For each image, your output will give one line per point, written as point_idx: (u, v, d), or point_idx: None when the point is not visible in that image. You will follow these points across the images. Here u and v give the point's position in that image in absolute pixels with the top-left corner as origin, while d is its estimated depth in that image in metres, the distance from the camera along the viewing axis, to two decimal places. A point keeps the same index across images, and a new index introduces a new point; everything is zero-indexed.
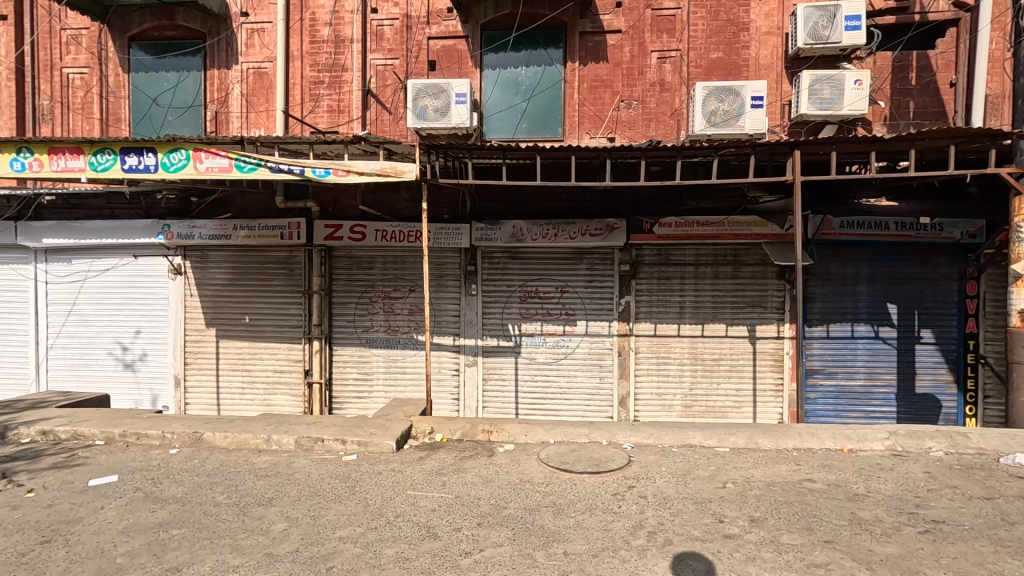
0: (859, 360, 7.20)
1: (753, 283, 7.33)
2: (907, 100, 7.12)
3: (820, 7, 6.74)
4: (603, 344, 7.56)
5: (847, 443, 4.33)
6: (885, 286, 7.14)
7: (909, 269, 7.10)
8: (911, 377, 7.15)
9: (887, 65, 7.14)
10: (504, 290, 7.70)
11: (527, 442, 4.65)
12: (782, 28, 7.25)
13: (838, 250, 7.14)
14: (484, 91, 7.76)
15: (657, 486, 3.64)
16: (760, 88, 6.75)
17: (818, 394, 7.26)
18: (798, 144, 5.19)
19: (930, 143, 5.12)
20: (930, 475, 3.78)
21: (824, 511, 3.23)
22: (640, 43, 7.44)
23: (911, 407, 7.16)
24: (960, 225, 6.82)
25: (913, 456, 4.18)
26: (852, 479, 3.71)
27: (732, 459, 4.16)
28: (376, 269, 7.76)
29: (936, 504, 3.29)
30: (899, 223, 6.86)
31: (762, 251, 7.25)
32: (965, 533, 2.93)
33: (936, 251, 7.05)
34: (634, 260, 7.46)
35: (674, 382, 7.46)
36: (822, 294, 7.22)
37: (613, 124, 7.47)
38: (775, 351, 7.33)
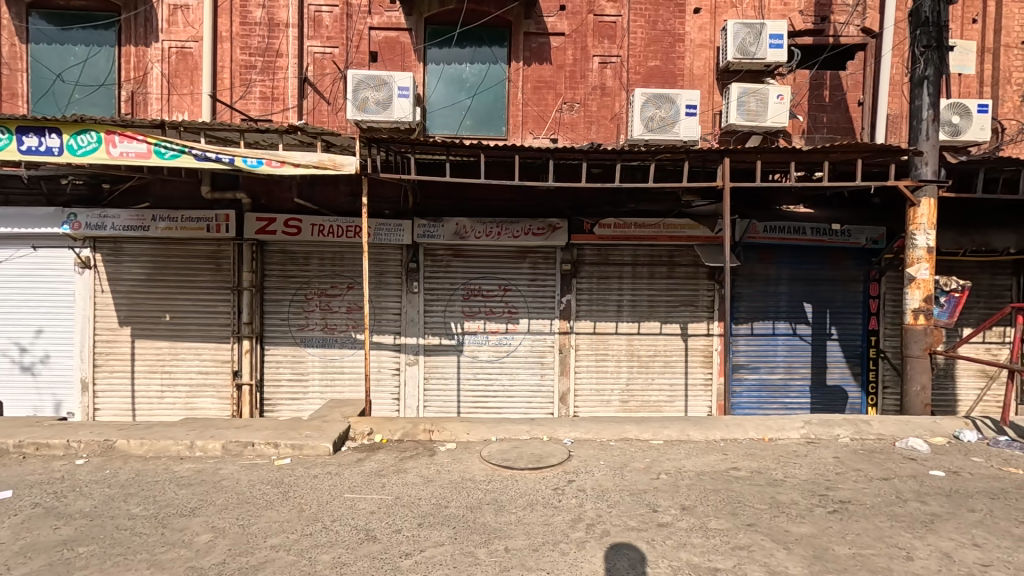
0: (779, 355, 7.75)
1: (686, 283, 7.71)
2: (821, 116, 7.74)
3: (748, 24, 7.20)
4: (544, 341, 7.67)
5: (768, 433, 4.66)
6: (802, 287, 7.73)
7: (822, 272, 7.73)
8: (823, 370, 7.79)
9: (805, 82, 7.73)
10: (446, 288, 7.64)
11: (468, 440, 4.64)
12: (714, 42, 7.66)
13: (762, 253, 7.65)
14: (427, 86, 7.64)
15: (596, 479, 3.74)
16: (693, 97, 7.11)
17: (743, 387, 7.74)
18: (728, 152, 5.50)
19: (841, 156, 5.59)
20: (839, 459, 4.14)
21: (748, 496, 3.46)
22: (583, 48, 7.61)
23: (823, 398, 7.80)
24: (865, 232, 7.53)
25: (824, 442, 4.57)
26: (772, 466, 3.99)
27: (665, 451, 4.35)
28: (312, 265, 7.45)
29: (843, 486, 3.61)
30: (815, 228, 7.45)
31: (694, 253, 7.65)
32: (867, 511, 3.23)
33: (846, 255, 7.72)
34: (575, 260, 7.63)
35: (612, 378, 7.70)
36: (747, 294, 7.71)
37: (555, 126, 7.59)
38: (705, 347, 7.75)
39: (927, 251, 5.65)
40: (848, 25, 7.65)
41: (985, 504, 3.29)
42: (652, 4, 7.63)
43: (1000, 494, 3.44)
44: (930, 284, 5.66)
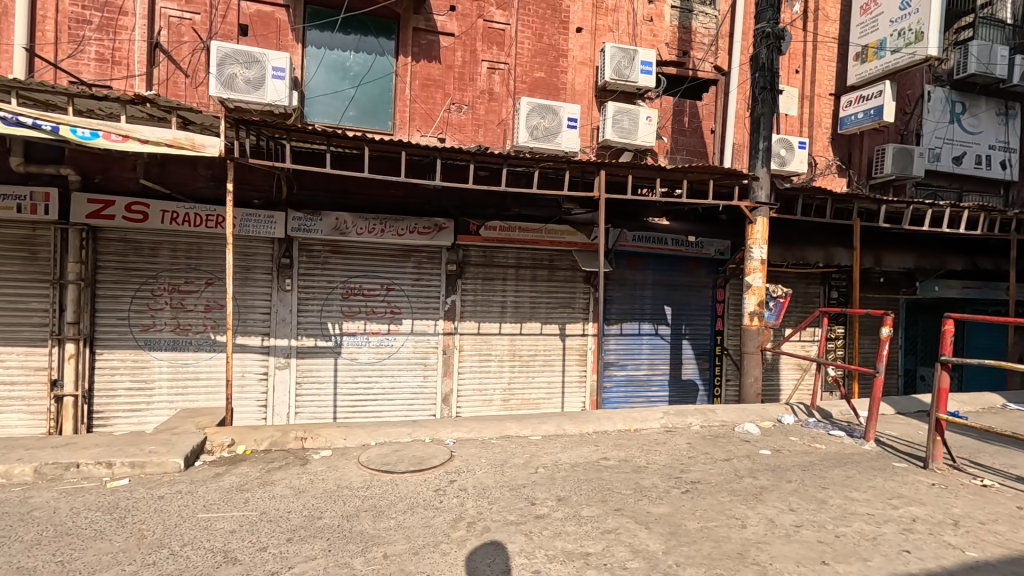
0: (644, 353, 8.52)
1: (565, 286, 8.14)
2: (682, 139, 8.68)
3: (623, 49, 7.83)
4: (428, 342, 7.58)
5: (633, 424, 5.11)
6: (663, 292, 8.59)
7: (680, 278, 8.67)
8: (679, 366, 8.72)
9: (669, 108, 8.60)
10: (323, 286, 7.19)
11: (346, 446, 4.40)
12: (594, 61, 8.19)
13: (631, 260, 8.37)
14: (306, 69, 7.14)
15: (477, 477, 3.78)
16: (574, 111, 7.55)
17: (612, 383, 8.38)
18: (604, 165, 5.92)
19: (697, 176, 6.32)
20: (691, 444, 4.67)
21: (616, 483, 3.75)
22: (472, 51, 7.67)
23: (678, 391, 8.73)
24: (715, 245, 8.57)
25: (679, 430, 5.12)
26: (637, 454, 4.36)
27: (543, 446, 4.55)
28: (161, 257, 6.54)
29: (694, 468, 4.08)
30: (675, 240, 8.32)
31: (572, 258, 8.10)
32: (713, 488, 3.68)
33: (699, 264, 8.73)
34: (461, 260, 7.65)
35: (494, 378, 7.85)
36: (618, 297, 8.37)
37: (443, 125, 7.55)
38: (581, 346, 8.24)
39: (761, 263, 6.59)
40: (704, 61, 8.68)
41: (799, 475, 3.94)
42: (539, 18, 7.95)
43: (809, 466, 4.15)
44: (762, 290, 6.61)
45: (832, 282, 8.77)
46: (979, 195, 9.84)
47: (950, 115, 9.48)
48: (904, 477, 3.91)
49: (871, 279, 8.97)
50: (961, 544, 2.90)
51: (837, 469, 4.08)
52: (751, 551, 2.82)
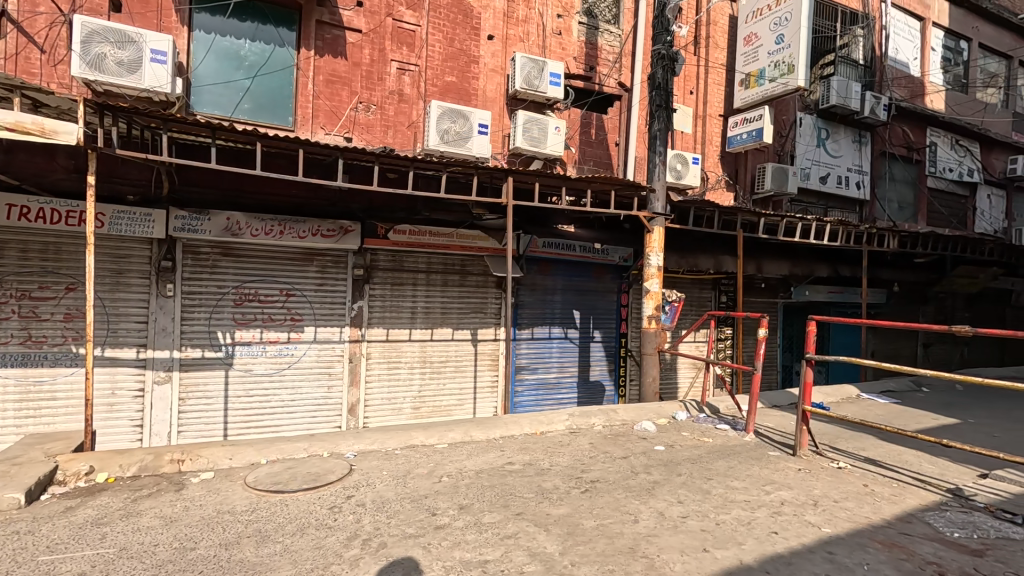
0: (554, 357, 8.73)
1: (476, 291, 8.14)
2: (589, 151, 9.05)
3: (532, 59, 8.01)
4: (331, 351, 7.21)
5: (539, 427, 5.20)
6: (572, 296, 8.88)
7: (587, 283, 9.01)
8: (587, 368, 9.03)
9: (577, 119, 8.94)
10: (212, 292, 6.62)
11: (231, 467, 4.04)
12: (505, 69, 8.31)
13: (541, 266, 8.57)
14: (193, 56, 6.54)
15: (376, 491, 3.64)
16: (485, 118, 7.59)
17: (524, 387, 8.49)
18: (512, 172, 6.00)
19: (601, 186, 6.60)
20: (593, 444, 4.84)
21: (519, 487, 3.78)
22: (380, 49, 7.46)
23: (586, 392, 9.04)
24: (619, 252, 9.04)
25: (583, 430, 5.29)
26: (541, 457, 4.44)
27: (449, 453, 4.49)
28: (8, 259, 5.65)
29: (594, 467, 4.23)
30: (583, 247, 8.67)
31: (484, 263, 8.13)
32: (610, 486, 3.82)
33: (605, 270, 9.15)
34: (368, 265, 7.38)
35: (404, 386, 7.64)
36: (529, 302, 8.52)
37: (349, 124, 7.25)
38: (492, 351, 8.27)
39: (658, 269, 7.03)
40: (609, 77, 9.13)
41: (688, 468, 4.21)
42: (450, 22, 7.92)
43: (697, 459, 4.46)
44: (659, 295, 7.05)
45: (722, 287, 9.57)
46: (840, 211, 11.25)
47: (816, 140, 10.75)
48: (776, 464, 4.32)
49: (754, 284, 9.90)
50: (819, 522, 3.24)
51: (720, 461, 4.42)
52: (641, 545, 2.95)
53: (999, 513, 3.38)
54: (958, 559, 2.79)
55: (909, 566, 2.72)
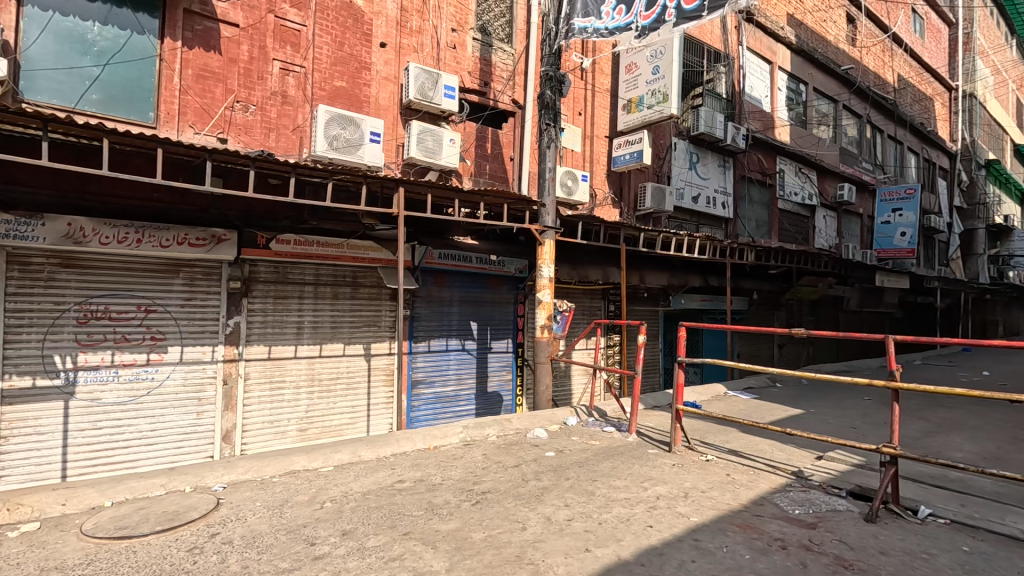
0: (451, 369, 8.66)
1: (369, 304, 7.85)
2: (484, 164, 9.19)
3: (426, 70, 7.99)
4: (202, 372, 6.50)
5: (433, 441, 5.11)
6: (469, 308, 8.91)
7: (484, 294, 9.10)
8: (485, 379, 9.07)
9: (472, 132, 9.03)
10: (47, 310, 5.68)
11: (63, 514, 3.46)
12: (398, 78, 8.18)
13: (437, 277, 8.50)
14: (24, 35, 5.63)
15: (247, 525, 3.31)
16: (376, 126, 7.41)
17: (421, 401, 8.29)
18: (403, 183, 5.89)
19: (494, 199, 6.71)
20: (486, 455, 4.86)
21: (408, 506, 3.67)
22: (261, 47, 6.99)
23: (484, 403, 9.07)
24: (514, 263, 9.26)
25: (477, 442, 5.29)
26: (432, 472, 4.35)
27: (334, 477, 4.23)
28: None
29: (485, 478, 4.23)
30: (479, 258, 8.75)
31: (377, 275, 7.88)
32: (501, 496, 3.85)
33: (501, 281, 9.31)
34: (246, 277, 6.81)
35: (288, 407, 7.09)
36: (425, 314, 8.39)
37: (224, 124, 6.67)
38: (387, 365, 8.01)
39: (549, 280, 7.28)
40: (503, 94, 9.37)
41: (575, 472, 4.38)
42: (339, 25, 7.64)
43: (584, 462, 4.66)
44: (550, 306, 7.29)
45: (610, 297, 10.22)
46: (709, 228, 12.54)
47: (689, 163, 11.91)
48: (654, 461, 4.65)
49: (638, 294, 10.67)
50: (688, 512, 3.53)
51: (605, 462, 4.65)
52: (527, 552, 3.00)
53: (830, 489, 3.93)
54: (798, 533, 3.19)
55: (760, 543, 3.05)
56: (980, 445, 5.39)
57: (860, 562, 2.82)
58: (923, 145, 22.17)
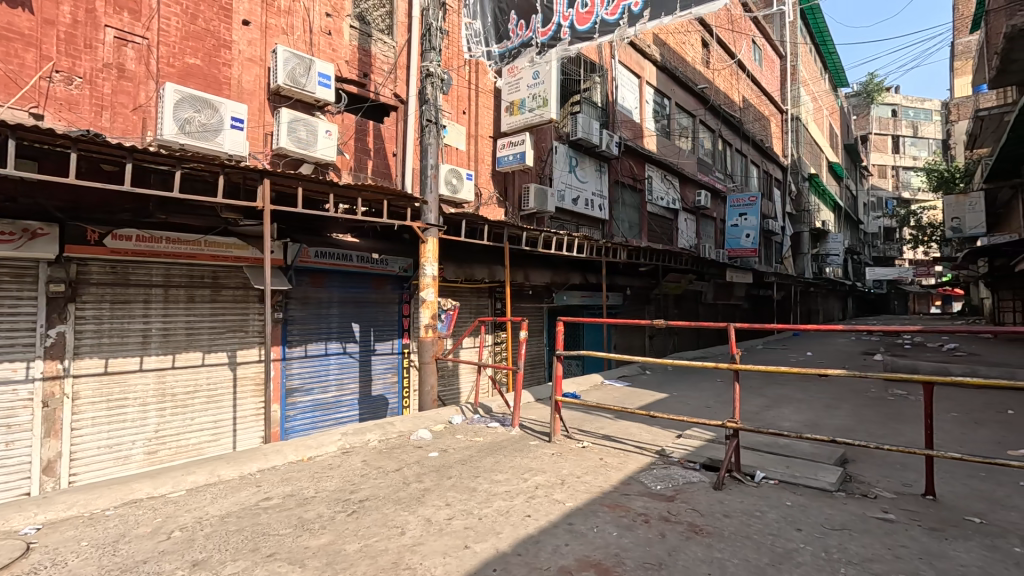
0: (331, 374, 8.18)
1: (234, 307, 7.13)
2: (365, 159, 8.80)
3: (297, 55, 7.45)
4: (12, 394, 5.40)
5: (306, 452, 4.77)
6: (350, 309, 8.49)
7: (366, 295, 8.73)
8: (368, 382, 8.70)
9: (351, 125, 8.60)
10: None
11: None
12: (265, 61, 7.52)
13: (314, 278, 7.98)
14: None
15: (67, 570, 2.80)
16: (239, 111, 6.75)
17: (297, 410, 7.71)
18: (268, 174, 5.40)
19: (373, 195, 6.43)
20: (365, 461, 4.65)
21: (274, 524, 3.38)
22: (88, 10, 5.99)
23: (368, 408, 8.70)
24: (399, 262, 9.03)
25: (356, 448, 5.04)
26: (305, 486, 4.06)
27: (186, 502, 3.76)
28: None
29: (364, 486, 4.05)
30: (360, 257, 8.38)
31: (242, 275, 7.18)
32: (379, 502, 3.71)
33: (385, 281, 9.01)
34: (73, 279, 5.80)
35: (132, 428, 6.17)
36: (300, 317, 7.83)
37: (39, 97, 5.59)
38: (257, 374, 7.33)
39: (433, 279, 7.19)
40: (384, 87, 9.06)
41: (457, 470, 4.36)
42: None
43: (467, 459, 4.67)
44: (434, 304, 7.19)
45: (496, 295, 10.44)
46: (588, 229, 13.31)
47: (568, 166, 12.52)
48: (535, 452, 4.81)
49: (523, 291, 10.98)
50: (563, 498, 3.69)
51: (488, 457, 4.70)
52: (404, 557, 2.91)
53: (687, 463, 4.37)
54: (658, 507, 3.49)
55: (626, 520, 3.28)
56: (802, 414, 6.40)
57: (708, 526, 3.15)
58: (762, 159, 25.66)
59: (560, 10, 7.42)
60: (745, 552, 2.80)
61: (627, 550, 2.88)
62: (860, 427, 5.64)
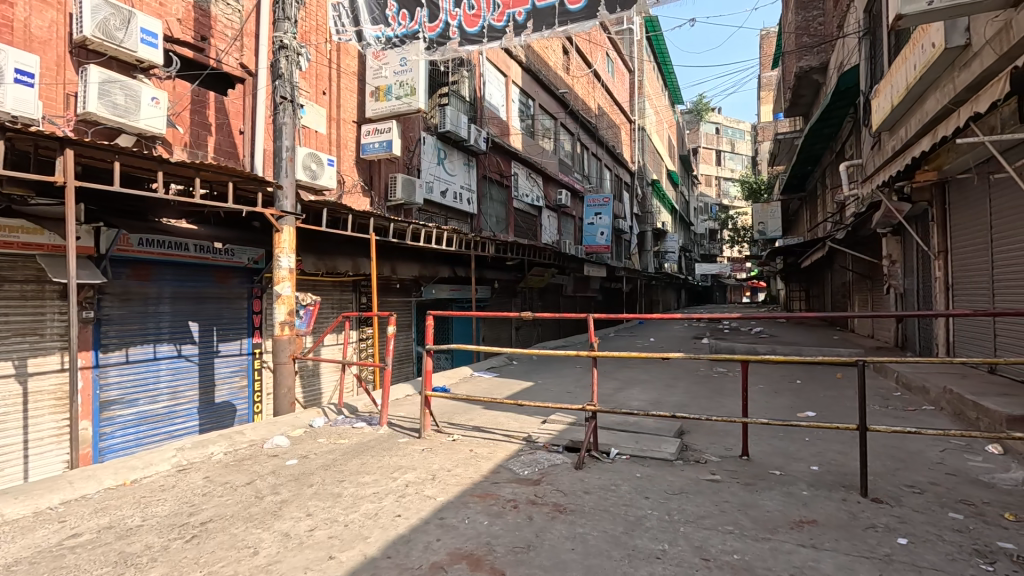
0: (161, 382, 7.07)
1: (23, 306, 5.78)
2: (204, 134, 7.71)
3: (112, 4, 6.22)
4: None
5: (129, 475, 4.05)
6: (186, 306, 7.42)
7: (207, 290, 7.70)
8: (210, 389, 7.70)
9: (185, 94, 7.46)
10: None
11: None
12: (65, 6, 6.18)
13: (137, 269, 6.81)
14: None
15: None
16: (26, 62, 5.46)
17: (115, 427, 6.52)
18: (71, 143, 4.44)
19: (215, 176, 5.66)
20: (208, 478, 4.10)
21: (86, 565, 2.81)
22: None
23: (211, 417, 7.69)
24: (247, 253, 8.14)
25: (196, 464, 4.42)
26: (128, 514, 3.45)
27: None
28: None
29: (206, 506, 3.57)
30: (198, 246, 7.43)
31: (35, 266, 5.85)
32: (225, 522, 3.30)
33: (231, 273, 8.02)
34: None
35: None
36: (119, 316, 6.63)
37: None
38: (58, 386, 6.05)
39: (289, 272, 6.59)
40: (227, 55, 8.02)
41: (319, 476, 4.06)
42: None
43: (331, 464, 4.37)
44: (292, 299, 6.61)
45: (361, 289, 9.97)
46: (456, 222, 13.32)
47: (436, 158, 12.37)
48: (404, 450, 4.68)
49: (390, 285, 10.63)
50: (434, 493, 3.65)
51: (354, 460, 4.46)
52: None
53: (551, 447, 4.61)
54: (525, 491, 3.63)
55: (496, 508, 3.35)
56: (648, 394, 7.18)
57: (570, 504, 3.37)
58: (614, 164, 28.11)
59: (446, 7, 7.37)
60: (603, 524, 3.04)
61: (498, 537, 2.94)
62: (694, 402, 6.50)
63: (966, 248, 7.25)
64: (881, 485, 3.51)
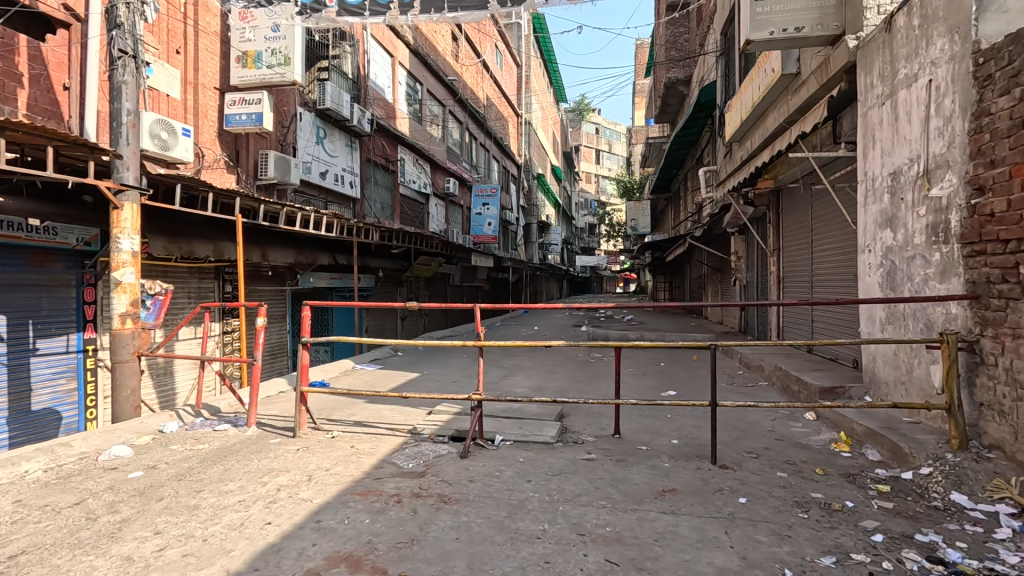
0: None
1: None
2: (12, 86, 6.32)
3: None
4: None
5: None
6: None
7: (19, 275, 6.37)
8: (25, 395, 6.41)
9: None
10: None
11: None
12: None
13: None
14: None
15: None
16: None
17: None
18: None
19: (28, 138, 4.67)
20: (21, 502, 3.40)
21: None
22: None
23: (26, 428, 6.42)
24: (76, 232, 6.77)
25: (3, 487, 3.64)
26: None
27: None
28: None
29: (18, 536, 2.96)
30: (7, 222, 6.04)
31: None
32: (44, 553, 2.77)
33: (52, 256, 6.70)
34: None
35: None
36: None
37: None
38: None
39: (132, 255, 5.68)
40: None
41: (172, 488, 3.59)
42: None
43: (186, 473, 3.88)
44: (136, 287, 5.73)
45: (224, 276, 8.97)
46: (337, 207, 12.53)
47: (315, 137, 11.50)
48: (276, 451, 4.32)
49: (260, 272, 9.71)
50: (311, 495, 3.42)
51: (215, 466, 4.01)
52: None
53: (436, 438, 4.58)
54: (409, 485, 3.56)
55: (378, 505, 3.23)
56: (531, 381, 7.44)
57: (455, 494, 3.37)
58: (502, 156, 28.53)
59: None
60: (487, 511, 3.09)
61: (379, 535, 2.85)
62: (573, 387, 6.88)
63: (793, 248, 8.55)
64: (726, 453, 4.02)
